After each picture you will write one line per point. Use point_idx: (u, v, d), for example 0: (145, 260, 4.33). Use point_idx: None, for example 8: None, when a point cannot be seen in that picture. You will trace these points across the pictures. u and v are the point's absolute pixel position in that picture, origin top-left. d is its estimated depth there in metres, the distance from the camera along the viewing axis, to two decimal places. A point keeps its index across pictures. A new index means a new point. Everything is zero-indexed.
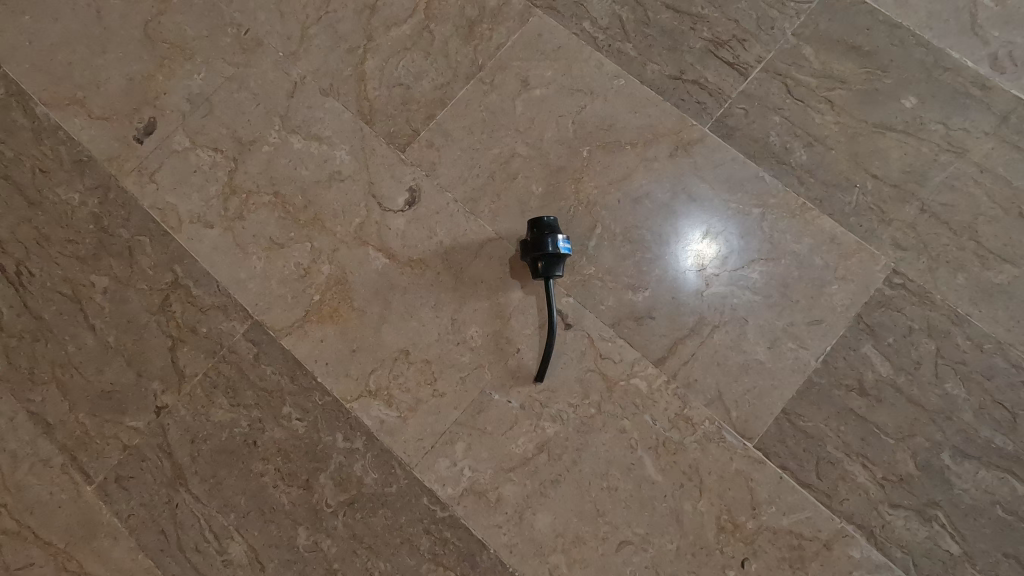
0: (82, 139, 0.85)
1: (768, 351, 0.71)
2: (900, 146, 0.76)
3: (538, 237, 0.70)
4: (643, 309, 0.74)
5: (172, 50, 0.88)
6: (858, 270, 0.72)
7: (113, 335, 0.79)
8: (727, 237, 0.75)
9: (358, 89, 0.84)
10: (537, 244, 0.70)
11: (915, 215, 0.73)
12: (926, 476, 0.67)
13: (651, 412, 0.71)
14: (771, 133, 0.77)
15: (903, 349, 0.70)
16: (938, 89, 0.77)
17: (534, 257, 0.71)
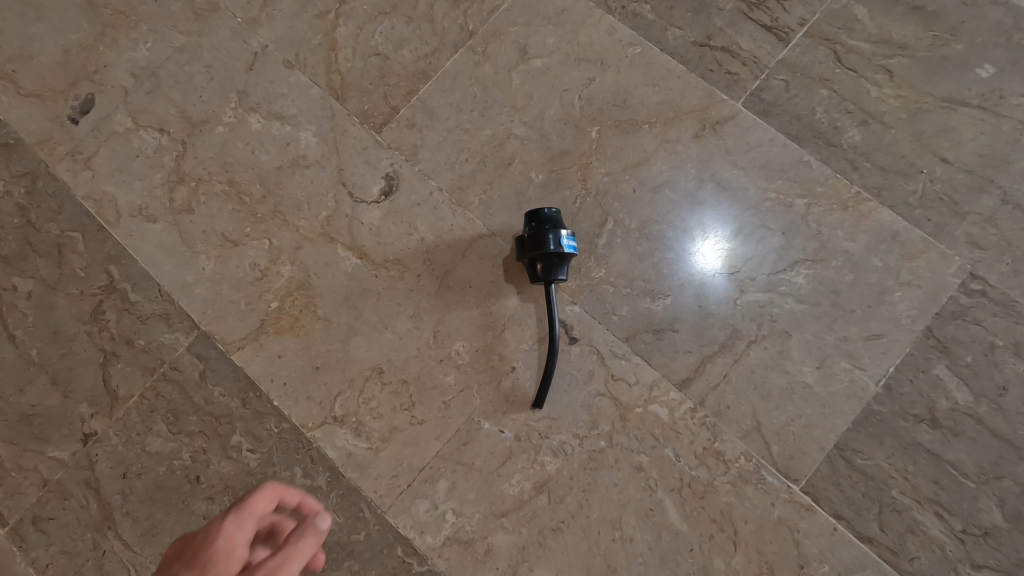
0: (10, 119, 0.74)
1: (817, 372, 0.58)
2: (974, 124, 0.63)
3: (538, 232, 0.58)
4: (664, 320, 0.61)
5: (115, 17, 0.76)
6: (926, 273, 0.60)
7: (36, 348, 0.67)
8: (766, 234, 0.62)
9: (328, 61, 0.72)
10: (536, 241, 0.58)
11: (996, 207, 0.61)
12: (1016, 529, 0.54)
13: (674, 445, 0.58)
14: (816, 109, 0.65)
15: (984, 370, 0.57)
16: (1020, 55, 0.64)
17: (532, 257, 0.59)
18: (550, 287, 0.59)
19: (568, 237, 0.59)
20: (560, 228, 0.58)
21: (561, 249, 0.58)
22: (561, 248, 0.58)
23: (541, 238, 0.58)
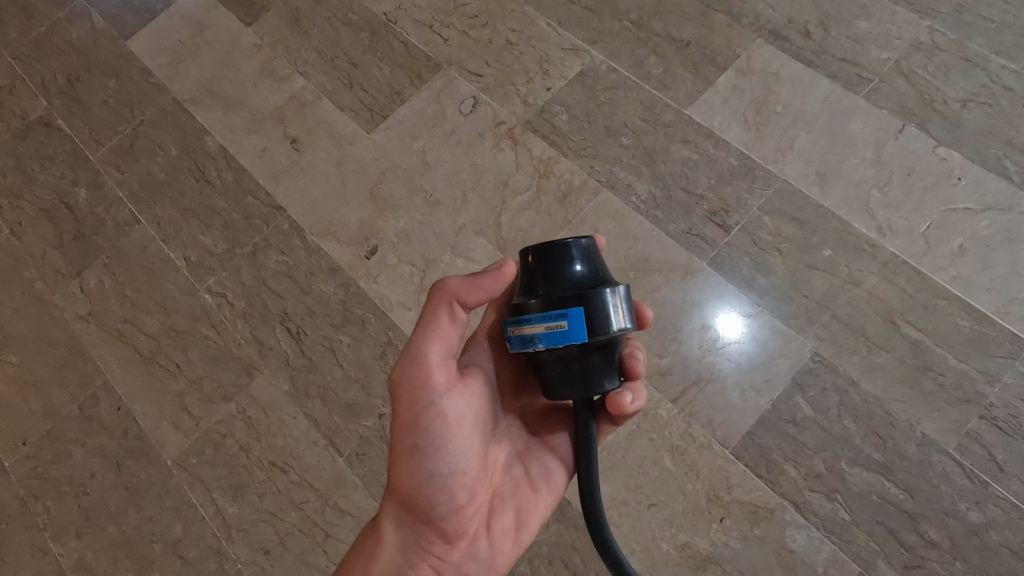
0: (334, 255, 1.47)
1: (739, 397, 1.22)
2: (821, 278, 1.28)
3: (529, 288, 0.73)
4: (665, 369, 1.25)
5: (386, 205, 1.50)
6: (795, 350, 1.23)
7: (353, 371, 1.36)
8: (739, 324, 1.27)
9: (496, 232, 1.43)
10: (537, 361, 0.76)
11: (829, 320, 1.24)
12: (831, 473, 1.15)
13: (669, 429, 1.21)
14: (743, 267, 1.31)
15: (819, 398, 1.20)
16: (845, 244, 1.29)
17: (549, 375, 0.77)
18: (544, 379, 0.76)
19: (537, 327, 0.70)
20: (543, 315, 0.70)
21: (513, 334, 0.73)
22: (512, 334, 0.73)
23: (517, 306, 0.72)
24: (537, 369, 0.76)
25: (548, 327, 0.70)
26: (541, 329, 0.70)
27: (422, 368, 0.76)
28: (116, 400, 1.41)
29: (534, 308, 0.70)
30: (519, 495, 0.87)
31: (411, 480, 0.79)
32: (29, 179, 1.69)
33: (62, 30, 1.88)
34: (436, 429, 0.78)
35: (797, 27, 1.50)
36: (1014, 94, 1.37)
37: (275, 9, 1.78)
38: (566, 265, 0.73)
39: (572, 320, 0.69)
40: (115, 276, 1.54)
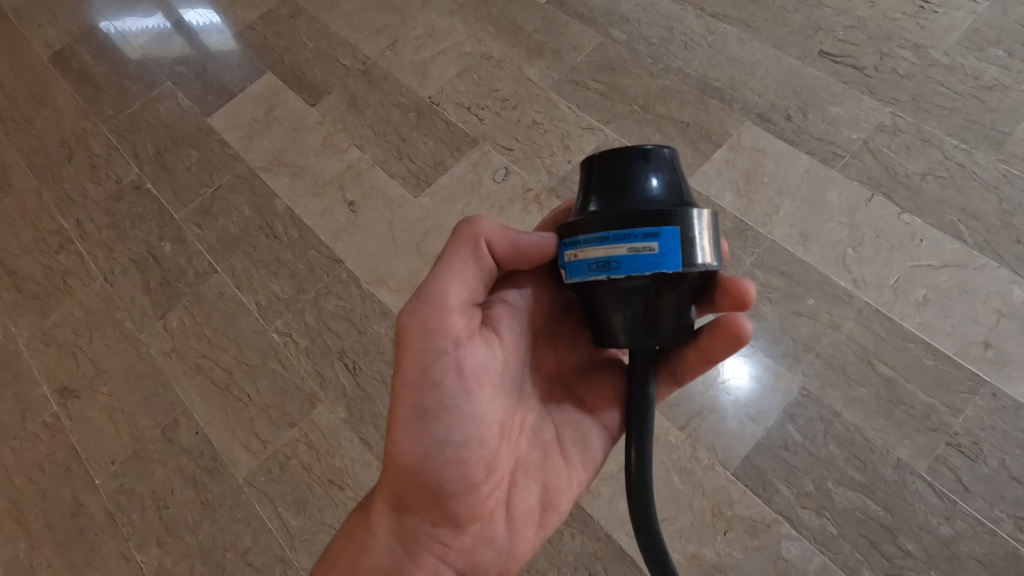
0: (387, 301, 1.71)
1: (738, 426, 1.41)
2: (806, 323, 1.49)
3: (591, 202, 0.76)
4: (674, 401, 1.46)
5: (432, 258, 1.75)
6: (785, 385, 1.44)
7: None
8: (738, 363, 1.47)
9: None
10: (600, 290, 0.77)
11: (814, 359, 1.46)
12: (820, 493, 1.34)
13: (678, 453, 1.41)
14: (740, 313, 1.53)
15: (806, 427, 1.40)
16: (827, 295, 1.52)
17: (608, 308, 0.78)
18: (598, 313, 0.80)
19: (607, 247, 0.73)
20: (612, 234, 0.72)
21: (581, 253, 0.75)
22: (576, 252, 0.76)
23: (591, 222, 0.74)
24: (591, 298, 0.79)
25: (630, 253, 0.72)
26: (610, 250, 0.72)
27: (436, 311, 0.83)
28: (194, 425, 1.63)
29: (616, 231, 0.72)
30: (539, 462, 0.94)
31: (417, 444, 0.84)
32: (122, 233, 1.96)
33: (152, 108, 2.20)
34: (444, 387, 0.84)
35: (780, 112, 1.78)
36: (965, 168, 1.63)
37: (335, 91, 2.10)
38: (651, 192, 0.74)
39: (659, 251, 0.71)
40: (194, 318, 1.78)
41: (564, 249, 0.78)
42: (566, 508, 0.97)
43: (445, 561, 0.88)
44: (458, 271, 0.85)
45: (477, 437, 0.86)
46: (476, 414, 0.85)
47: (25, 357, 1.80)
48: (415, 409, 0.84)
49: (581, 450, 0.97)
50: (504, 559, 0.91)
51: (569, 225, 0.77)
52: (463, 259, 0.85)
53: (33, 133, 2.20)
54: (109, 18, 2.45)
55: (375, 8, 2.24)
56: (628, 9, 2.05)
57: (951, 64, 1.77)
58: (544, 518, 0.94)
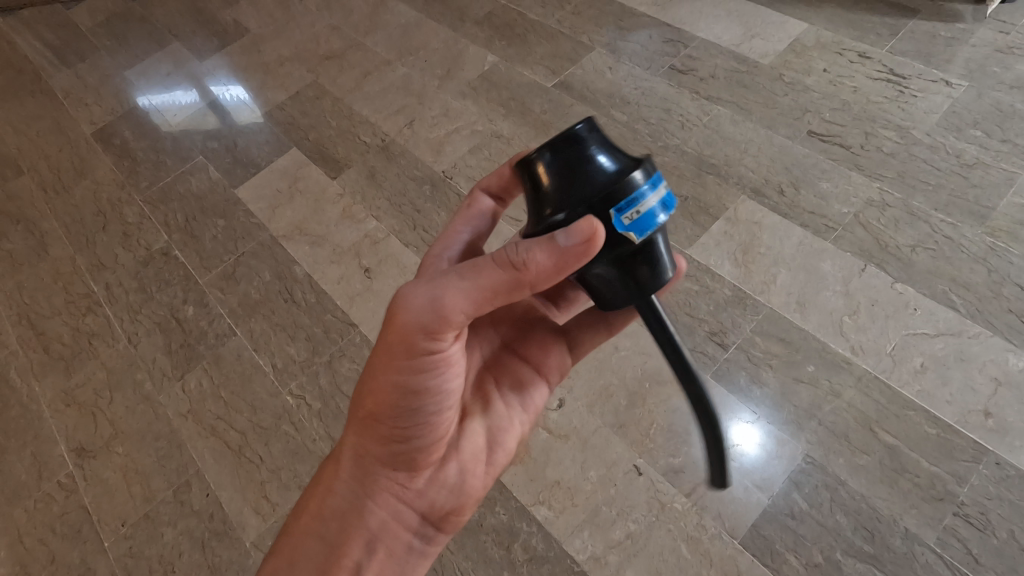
0: None
1: (744, 492, 1.42)
2: (807, 390, 1.53)
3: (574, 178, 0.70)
4: (679, 467, 1.48)
5: None
6: (789, 451, 1.46)
7: None
8: (741, 429, 1.50)
9: None
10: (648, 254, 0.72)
11: (816, 426, 1.48)
12: (828, 563, 1.34)
13: (684, 521, 1.41)
14: (742, 379, 1.57)
15: (812, 494, 1.40)
16: (826, 362, 1.56)
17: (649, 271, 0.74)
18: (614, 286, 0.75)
19: (645, 193, 0.69)
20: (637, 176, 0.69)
21: (642, 212, 0.69)
22: (631, 213, 0.69)
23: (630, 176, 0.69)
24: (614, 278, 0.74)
25: (667, 197, 0.72)
26: (653, 196, 0.70)
27: (437, 313, 0.76)
28: (206, 487, 1.66)
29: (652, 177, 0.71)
30: (489, 412, 1.01)
31: (387, 405, 0.87)
32: (148, 297, 2.06)
33: (184, 180, 2.35)
34: (421, 365, 0.84)
35: (773, 187, 1.89)
36: (953, 241, 1.70)
37: (355, 165, 2.25)
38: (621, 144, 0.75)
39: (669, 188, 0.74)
40: (212, 379, 1.84)
41: (618, 219, 0.69)
42: (515, 448, 1.04)
43: (403, 502, 0.95)
44: (479, 283, 0.74)
45: (447, 403, 0.89)
46: (446, 384, 0.88)
47: (46, 417, 1.85)
48: (392, 385, 0.85)
49: (526, 397, 1.05)
50: (456, 498, 0.98)
51: (611, 185, 0.69)
52: (496, 286, 0.74)
53: (71, 201, 2.35)
54: (149, 98, 2.66)
55: (395, 91, 2.44)
56: (629, 93, 2.21)
57: (933, 144, 1.89)
58: (494, 458, 1.01)
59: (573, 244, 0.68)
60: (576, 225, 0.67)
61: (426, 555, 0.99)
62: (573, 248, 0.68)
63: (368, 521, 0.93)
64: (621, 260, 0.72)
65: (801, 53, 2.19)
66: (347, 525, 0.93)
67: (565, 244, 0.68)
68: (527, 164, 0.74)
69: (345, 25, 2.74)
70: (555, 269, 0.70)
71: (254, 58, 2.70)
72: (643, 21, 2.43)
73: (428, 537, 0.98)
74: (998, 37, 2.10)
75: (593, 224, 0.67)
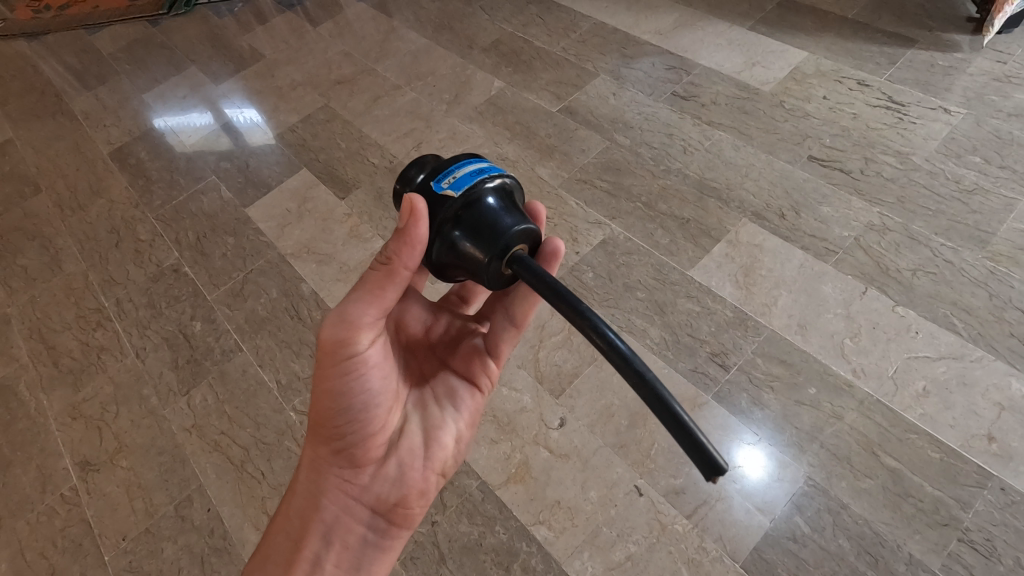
0: None
1: (745, 515, 1.42)
2: (809, 412, 1.53)
3: (413, 170, 0.89)
4: (680, 488, 1.47)
5: None
6: (790, 474, 1.45)
7: None
8: (742, 451, 1.49)
9: (534, 364, 1.71)
10: (463, 215, 0.82)
11: (819, 449, 1.47)
12: None
13: (685, 542, 1.40)
14: (743, 401, 1.57)
15: (814, 518, 1.39)
16: (827, 384, 1.56)
17: (468, 231, 0.81)
18: (458, 256, 0.84)
19: (462, 167, 0.85)
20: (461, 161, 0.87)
21: (453, 181, 0.83)
22: (448, 180, 0.84)
23: (446, 163, 0.86)
24: (453, 245, 0.83)
25: (484, 172, 0.85)
26: (467, 170, 0.85)
27: (344, 321, 0.86)
28: (207, 502, 1.67)
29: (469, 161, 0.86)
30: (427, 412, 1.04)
31: (321, 406, 0.94)
32: (157, 312, 2.09)
33: (196, 199, 2.41)
34: (343, 367, 0.90)
35: (774, 211, 1.91)
36: (953, 265, 1.71)
37: (363, 186, 2.30)
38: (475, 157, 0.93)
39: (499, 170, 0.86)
40: (217, 395, 1.86)
41: (438, 191, 0.84)
42: (456, 444, 1.05)
43: (352, 497, 0.97)
44: (375, 290, 0.85)
45: (375, 400, 0.94)
46: (372, 383, 0.93)
47: (52, 430, 1.87)
48: (321, 389, 0.92)
49: (461, 396, 1.07)
50: (400, 490, 0.99)
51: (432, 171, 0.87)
52: (382, 287, 0.84)
53: (86, 219, 2.41)
54: (165, 119, 2.74)
55: (404, 115, 2.50)
56: (632, 117, 2.26)
57: (933, 169, 1.92)
58: (435, 453, 1.02)
59: (404, 223, 0.80)
60: (403, 201, 0.82)
61: (383, 549, 1.00)
62: (407, 228, 0.80)
63: (323, 515, 0.96)
64: (445, 225, 0.82)
65: (801, 80, 2.24)
66: (306, 522, 0.97)
67: (401, 224, 0.80)
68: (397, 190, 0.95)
69: (357, 51, 2.83)
70: (409, 251, 0.81)
71: (268, 82, 2.79)
72: (647, 49, 2.50)
73: (383, 529, 1.00)
74: (995, 66, 2.14)
75: (412, 197, 0.80)
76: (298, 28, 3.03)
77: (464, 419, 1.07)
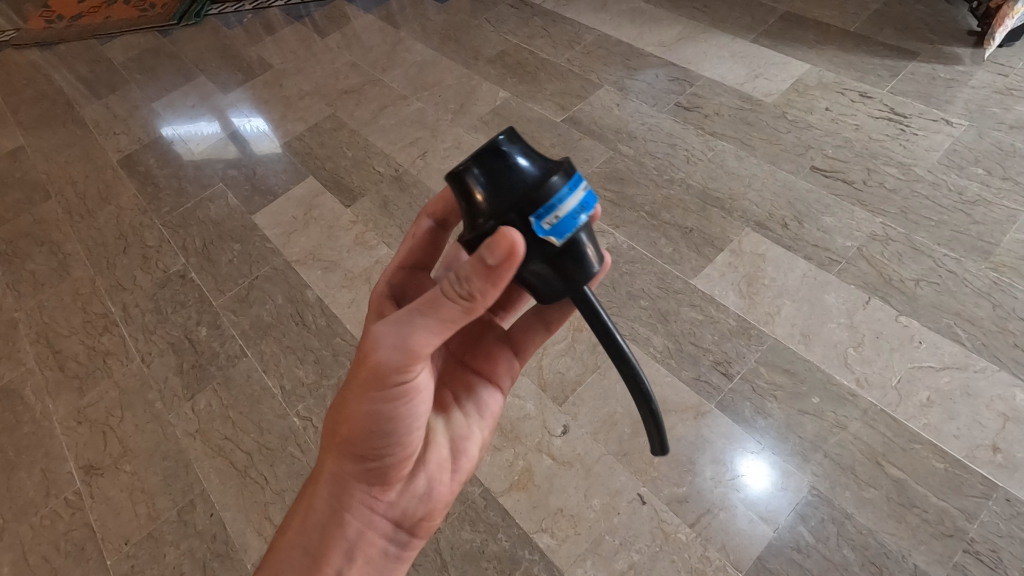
0: None
1: (748, 524, 1.41)
2: (813, 421, 1.52)
3: (502, 174, 0.69)
4: (683, 497, 1.47)
5: None
6: (793, 483, 1.45)
7: None
8: (745, 460, 1.50)
9: (538, 371, 1.71)
10: (556, 260, 0.71)
11: (823, 459, 1.47)
12: None
13: (688, 551, 1.40)
14: (747, 409, 1.57)
15: (818, 528, 1.39)
16: (831, 393, 1.56)
17: (552, 278, 0.73)
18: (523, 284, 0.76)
19: (564, 196, 0.69)
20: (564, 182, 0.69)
21: (555, 216, 0.68)
22: (551, 216, 0.68)
23: (544, 181, 0.69)
24: (524, 276, 0.73)
25: (584, 206, 0.71)
26: (572, 199, 0.70)
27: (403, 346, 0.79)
28: (210, 507, 1.67)
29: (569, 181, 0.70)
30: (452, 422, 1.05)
31: (360, 424, 0.89)
32: (163, 318, 2.11)
33: (204, 206, 2.43)
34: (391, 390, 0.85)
35: (777, 221, 1.92)
36: (956, 275, 1.72)
37: (369, 195, 2.32)
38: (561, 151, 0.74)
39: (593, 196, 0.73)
40: (221, 400, 1.87)
41: (536, 224, 0.69)
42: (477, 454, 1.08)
43: (377, 513, 0.96)
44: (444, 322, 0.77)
45: (418, 421, 0.92)
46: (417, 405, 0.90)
47: (58, 434, 1.87)
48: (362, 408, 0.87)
49: (484, 402, 1.09)
50: (427, 505, 1.00)
51: (527, 191, 0.68)
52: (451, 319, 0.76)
53: (94, 225, 2.43)
54: (174, 128, 2.78)
55: (410, 124, 2.53)
56: (635, 128, 2.28)
57: (935, 180, 1.93)
58: (459, 466, 1.04)
59: (499, 267, 0.68)
60: (496, 234, 0.67)
61: (402, 561, 1.01)
62: (501, 273, 0.68)
63: (346, 531, 0.95)
64: (530, 261, 0.71)
65: (803, 92, 2.26)
66: (327, 536, 0.95)
67: (491, 262, 0.67)
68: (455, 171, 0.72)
69: (364, 62, 2.87)
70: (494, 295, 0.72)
71: (276, 92, 2.82)
72: (651, 61, 2.52)
73: (403, 542, 1.00)
74: (997, 79, 2.16)
75: (512, 236, 0.65)
76: (306, 39, 3.08)
77: (487, 425, 1.09)
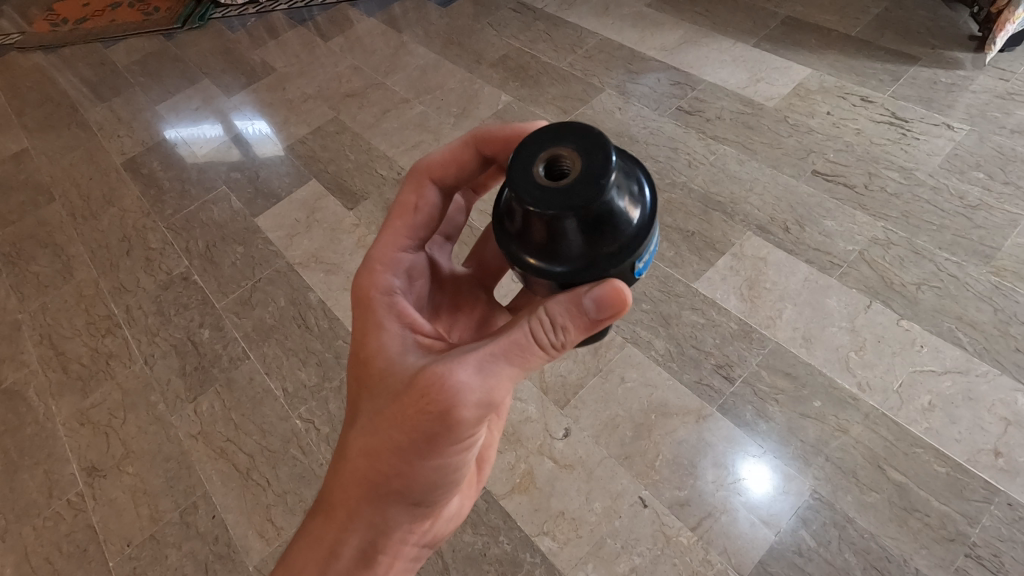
0: None
1: (750, 528, 1.41)
2: (815, 425, 1.53)
3: (603, 222, 0.67)
4: (684, 500, 1.47)
5: None
6: (795, 487, 1.45)
7: None
8: (747, 464, 1.50)
9: (539, 374, 1.71)
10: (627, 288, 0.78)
11: (824, 462, 1.47)
12: None
13: (690, 555, 1.40)
14: (748, 413, 1.57)
15: (820, 532, 1.39)
16: (832, 397, 1.56)
17: None
18: None
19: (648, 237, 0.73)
20: (648, 226, 0.72)
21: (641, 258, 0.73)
22: (643, 262, 0.73)
23: (637, 225, 0.70)
24: None
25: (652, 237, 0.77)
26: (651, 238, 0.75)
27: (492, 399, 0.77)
28: (213, 509, 1.67)
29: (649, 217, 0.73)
30: None
31: (419, 473, 0.85)
32: (166, 320, 2.11)
33: (207, 209, 2.44)
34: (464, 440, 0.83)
35: (779, 224, 1.92)
36: (958, 280, 1.72)
37: (371, 197, 2.33)
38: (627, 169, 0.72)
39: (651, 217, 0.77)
40: (224, 402, 1.87)
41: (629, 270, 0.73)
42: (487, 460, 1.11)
43: (408, 544, 0.96)
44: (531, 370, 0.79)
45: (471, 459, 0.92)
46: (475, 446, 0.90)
47: (60, 436, 1.88)
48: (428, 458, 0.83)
49: None
50: (453, 523, 1.03)
51: (623, 236, 0.69)
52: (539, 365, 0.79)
53: (97, 227, 2.44)
54: (177, 131, 2.79)
55: (412, 128, 2.54)
56: (637, 132, 2.29)
57: (936, 185, 1.93)
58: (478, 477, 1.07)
59: (604, 318, 0.72)
60: (604, 288, 0.70)
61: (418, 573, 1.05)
62: (603, 323, 0.73)
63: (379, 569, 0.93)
64: None
65: (805, 97, 2.27)
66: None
67: (600, 317, 0.72)
68: (551, 214, 0.64)
69: (367, 66, 2.88)
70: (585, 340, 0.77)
71: (279, 95, 2.84)
72: (652, 65, 2.53)
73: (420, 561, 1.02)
74: (998, 84, 2.16)
75: (627, 296, 0.70)
76: (309, 43, 3.09)
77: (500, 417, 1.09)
